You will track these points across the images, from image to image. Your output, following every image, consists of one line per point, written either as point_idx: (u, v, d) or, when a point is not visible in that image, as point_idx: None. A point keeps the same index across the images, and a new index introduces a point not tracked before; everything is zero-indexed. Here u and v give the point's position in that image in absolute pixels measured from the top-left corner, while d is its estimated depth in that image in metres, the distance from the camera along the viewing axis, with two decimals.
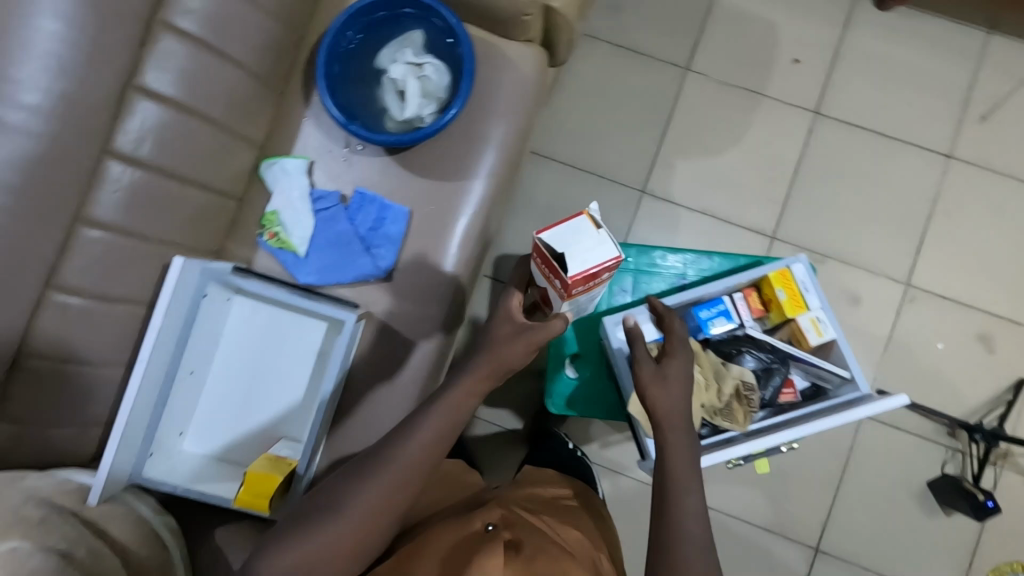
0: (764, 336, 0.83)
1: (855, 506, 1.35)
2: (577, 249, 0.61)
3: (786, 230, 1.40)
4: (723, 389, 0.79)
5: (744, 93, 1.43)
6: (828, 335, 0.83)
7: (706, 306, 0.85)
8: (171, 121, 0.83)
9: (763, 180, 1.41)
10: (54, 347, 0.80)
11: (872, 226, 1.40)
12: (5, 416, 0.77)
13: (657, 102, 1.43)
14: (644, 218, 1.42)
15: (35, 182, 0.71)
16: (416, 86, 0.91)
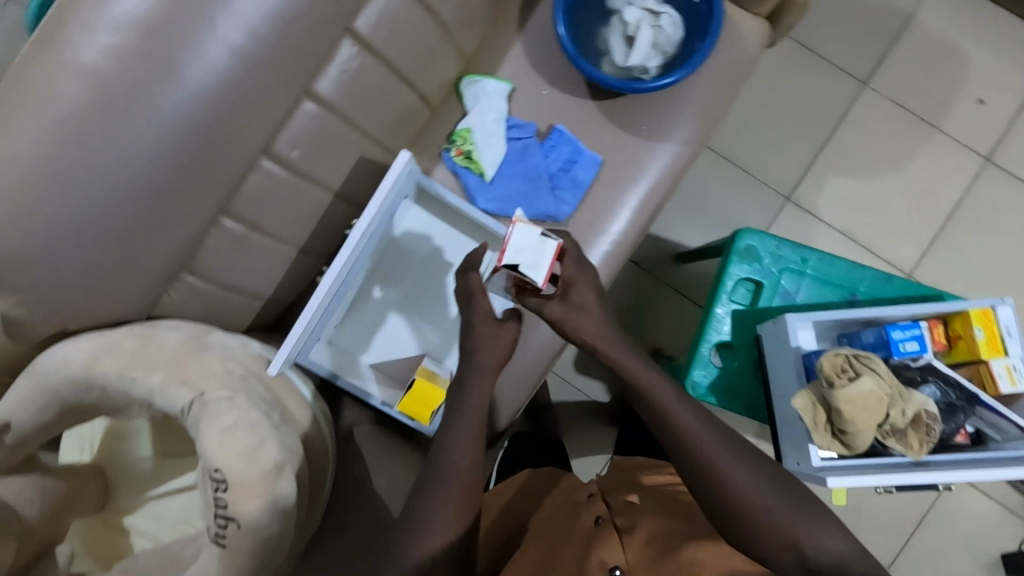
0: (952, 371, 0.81)
1: (923, 559, 1.34)
2: (541, 257, 0.70)
3: (925, 272, 1.36)
4: (908, 411, 0.75)
5: (918, 122, 1.37)
6: (1021, 386, 0.80)
7: (899, 328, 0.82)
8: (406, 14, 0.81)
9: (914, 215, 1.36)
10: (250, 212, 0.79)
11: (1014, 288, 1.35)
12: (194, 268, 0.78)
13: (825, 112, 1.38)
14: (783, 225, 1.38)
15: (283, 40, 0.71)
16: (650, 34, 0.87)
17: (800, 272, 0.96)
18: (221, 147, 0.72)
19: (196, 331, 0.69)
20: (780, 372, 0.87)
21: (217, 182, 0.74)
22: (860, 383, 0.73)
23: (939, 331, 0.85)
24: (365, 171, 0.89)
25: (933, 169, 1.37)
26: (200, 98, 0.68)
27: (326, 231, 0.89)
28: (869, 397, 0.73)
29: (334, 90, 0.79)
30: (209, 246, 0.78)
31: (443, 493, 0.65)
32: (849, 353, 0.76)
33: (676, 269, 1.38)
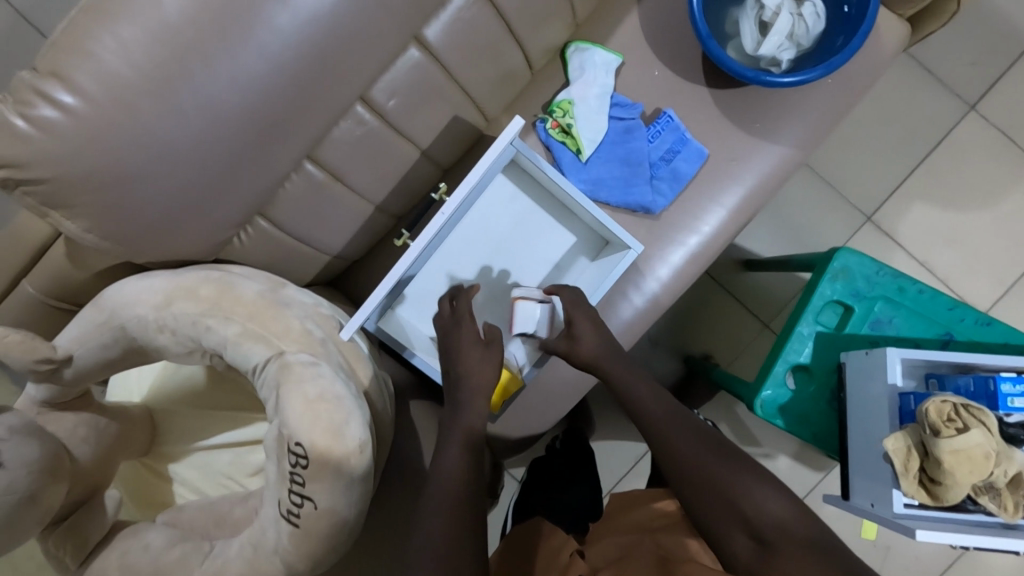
0: None
1: None
2: (539, 321, 0.78)
3: (1000, 315, 1.29)
4: (1011, 471, 0.70)
5: (1022, 157, 1.29)
6: None
7: (1009, 379, 0.76)
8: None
9: (999, 254, 1.29)
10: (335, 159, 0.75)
11: None
12: (270, 210, 0.74)
13: (923, 132, 1.30)
14: (859, 245, 1.31)
15: None
16: (789, 22, 0.79)
17: (898, 303, 0.90)
18: (319, 86, 0.67)
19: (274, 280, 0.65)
20: (864, 408, 0.82)
21: (308, 123, 0.69)
22: (969, 436, 0.68)
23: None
24: (454, 131, 0.83)
25: None
26: (308, 28, 0.62)
27: (405, 190, 0.84)
28: (977, 454, 0.68)
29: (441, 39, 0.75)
30: (288, 190, 0.74)
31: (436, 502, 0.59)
32: (958, 402, 0.71)
33: (740, 276, 1.32)
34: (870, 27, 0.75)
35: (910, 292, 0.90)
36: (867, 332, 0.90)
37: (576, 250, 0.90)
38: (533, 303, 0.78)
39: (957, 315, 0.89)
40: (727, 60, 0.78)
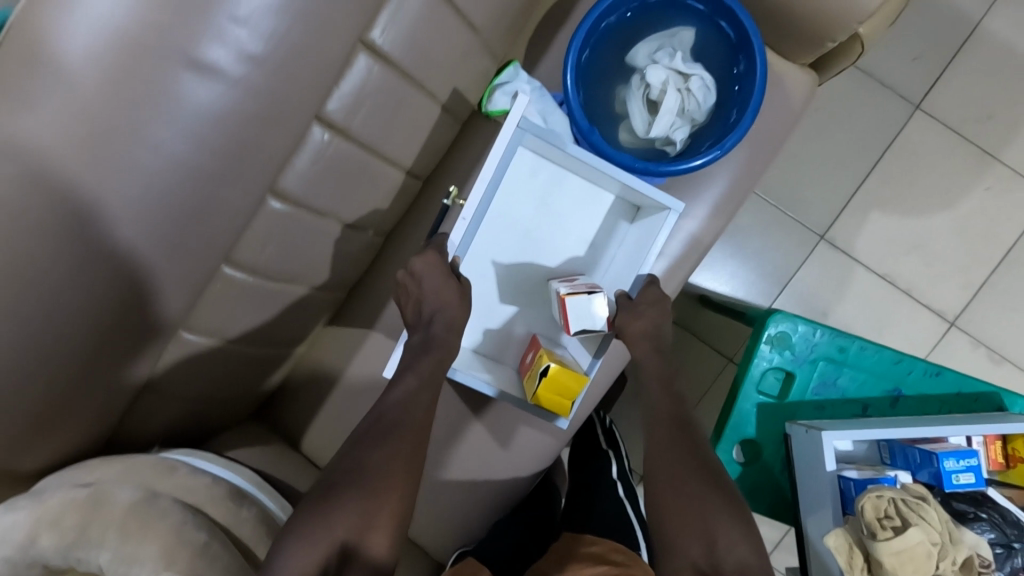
0: (1006, 502, 0.73)
1: None
2: (596, 312, 0.70)
3: (969, 320, 1.24)
4: (960, 560, 0.66)
5: (976, 152, 1.22)
6: None
7: (956, 456, 0.71)
8: (385, 88, 0.67)
9: (964, 255, 1.23)
10: (214, 323, 0.70)
11: None
12: (155, 387, 0.70)
13: (870, 139, 1.22)
14: (816, 265, 1.25)
15: (238, 147, 0.58)
16: (676, 100, 0.73)
17: (845, 363, 0.85)
18: (173, 269, 0.61)
19: (155, 472, 0.64)
20: (809, 488, 0.79)
21: (171, 304, 0.63)
22: (907, 534, 0.64)
23: (998, 447, 0.75)
24: (343, 256, 0.78)
25: (989, 206, 1.23)
26: (143, 221, 0.57)
27: (303, 322, 0.80)
28: (920, 551, 0.64)
29: (301, 183, 0.67)
30: (167, 364, 0.68)
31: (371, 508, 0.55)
32: (895, 493, 0.67)
33: (697, 312, 1.27)
34: (760, 102, 0.70)
35: (851, 348, 0.85)
36: (810, 396, 0.86)
37: (618, 213, 0.80)
38: (585, 295, 0.69)
39: (901, 368, 0.85)
40: (615, 153, 0.71)
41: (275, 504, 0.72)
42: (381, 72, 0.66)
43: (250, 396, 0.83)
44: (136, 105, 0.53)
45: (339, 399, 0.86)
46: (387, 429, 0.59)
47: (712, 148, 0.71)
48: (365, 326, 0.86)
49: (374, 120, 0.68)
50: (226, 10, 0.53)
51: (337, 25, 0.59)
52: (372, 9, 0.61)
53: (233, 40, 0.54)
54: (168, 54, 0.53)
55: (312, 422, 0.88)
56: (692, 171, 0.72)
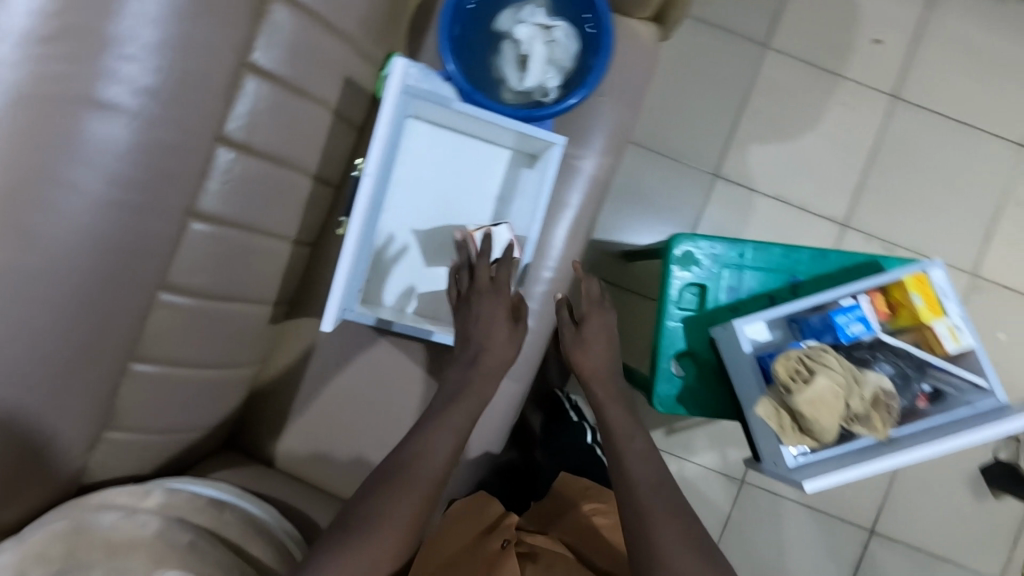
0: (895, 341, 0.84)
1: (913, 491, 1.37)
2: (505, 242, 0.85)
3: (858, 219, 1.38)
4: (867, 397, 0.76)
5: (824, 74, 1.38)
6: (966, 343, 0.82)
7: (842, 311, 0.84)
8: (278, 105, 0.74)
9: (838, 166, 1.39)
10: (163, 352, 0.73)
11: (945, 217, 1.39)
12: (117, 423, 0.72)
13: (734, 82, 1.37)
14: (718, 202, 1.38)
15: (150, 172, 0.63)
16: (543, 51, 0.86)
17: (747, 266, 0.96)
18: (115, 301, 0.65)
19: (127, 502, 0.66)
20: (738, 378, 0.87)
21: (116, 333, 0.66)
22: (814, 384, 0.74)
23: (880, 299, 0.87)
24: (276, 268, 0.83)
25: (848, 118, 1.39)
26: (73, 257, 0.61)
27: (252, 340, 0.84)
28: (827, 395, 0.74)
29: (218, 203, 0.71)
30: (125, 399, 0.72)
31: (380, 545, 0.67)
32: (798, 354, 0.77)
33: (621, 266, 1.37)
34: (607, 45, 0.81)
35: (748, 250, 0.96)
36: (726, 302, 0.96)
37: (515, 164, 0.93)
38: (494, 229, 0.85)
39: (791, 257, 0.96)
40: (497, 105, 0.82)
41: (259, 508, 0.75)
42: (271, 89, 0.72)
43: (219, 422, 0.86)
44: (51, 151, 0.59)
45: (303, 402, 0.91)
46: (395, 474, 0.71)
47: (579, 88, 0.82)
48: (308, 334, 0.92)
49: (275, 133, 0.74)
50: (113, 52, 0.59)
51: (219, 50, 0.65)
52: (247, 31, 0.68)
53: (125, 77, 0.60)
54: (74, 100, 0.59)
55: (283, 436, 0.92)
56: (571, 108, 0.82)
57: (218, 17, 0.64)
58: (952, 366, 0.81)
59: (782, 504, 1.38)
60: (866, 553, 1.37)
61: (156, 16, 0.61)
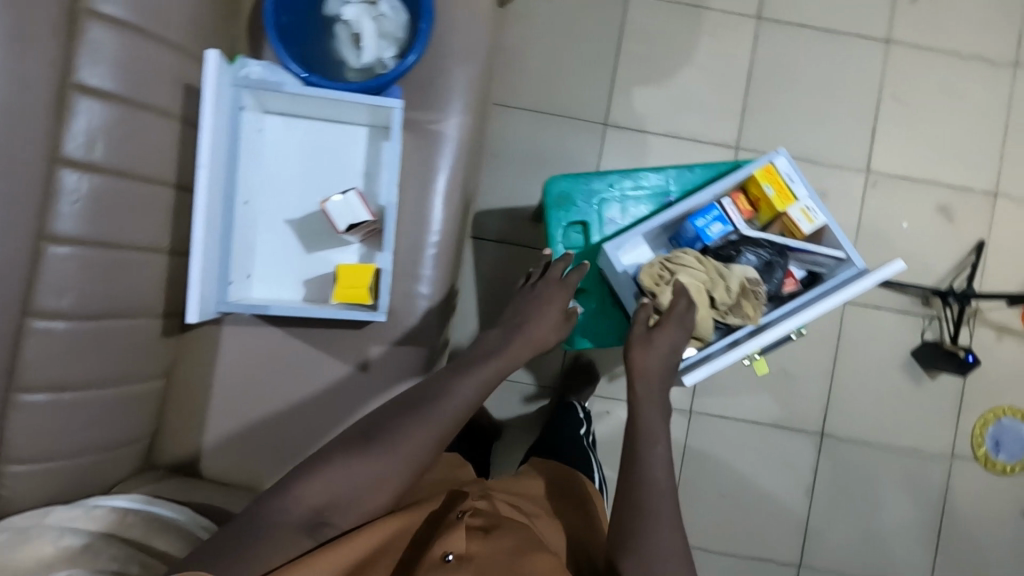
0: (759, 236, 1.13)
1: (849, 383, 1.66)
2: (354, 207, 1.13)
3: (748, 137, 1.61)
4: (731, 288, 1.05)
5: (684, 12, 1.60)
6: (817, 220, 1.12)
7: (701, 215, 1.12)
8: (105, 181, 0.91)
9: (710, 94, 1.61)
10: (25, 381, 0.86)
11: (842, 109, 1.65)
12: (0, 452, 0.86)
13: (598, 42, 1.59)
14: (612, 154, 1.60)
15: None
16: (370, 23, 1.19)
17: (622, 196, 1.22)
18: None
19: (24, 525, 0.85)
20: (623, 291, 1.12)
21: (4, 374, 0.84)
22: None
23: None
24: (133, 286, 0.98)
25: (704, 53, 1.60)
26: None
27: (99, 360, 0.95)
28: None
29: (76, 227, 0.88)
30: (16, 425, 0.86)
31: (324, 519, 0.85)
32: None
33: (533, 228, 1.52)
34: (426, 22, 1.13)
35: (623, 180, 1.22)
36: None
37: (323, 141, 1.07)
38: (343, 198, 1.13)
39: (662, 178, 1.22)
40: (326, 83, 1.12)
41: (170, 511, 0.95)
42: (104, 106, 0.90)
43: (184, 409, 1.13)
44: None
45: (224, 383, 1.15)
46: (395, 440, 0.90)
47: (414, 49, 1.12)
48: (230, 332, 1.16)
49: (118, 149, 0.92)
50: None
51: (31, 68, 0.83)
52: (48, 117, 0.85)
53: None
54: None
55: (208, 459, 1.14)
56: (412, 65, 1.12)
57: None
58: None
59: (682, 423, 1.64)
60: (806, 424, 1.66)
61: None
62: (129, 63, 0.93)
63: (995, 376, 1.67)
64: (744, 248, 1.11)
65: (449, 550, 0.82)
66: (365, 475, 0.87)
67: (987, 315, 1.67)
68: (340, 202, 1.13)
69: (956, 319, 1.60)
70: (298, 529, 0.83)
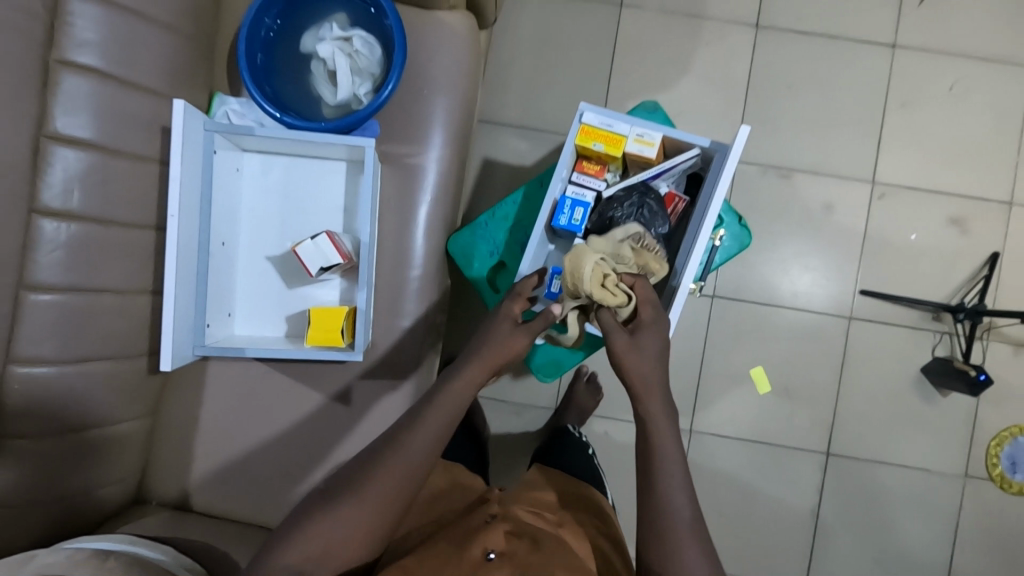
0: (615, 189, 0.87)
1: (916, 445, 1.40)
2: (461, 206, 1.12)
3: (885, 175, 1.40)
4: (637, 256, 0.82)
5: (826, 42, 1.40)
6: (656, 139, 0.83)
7: (560, 213, 0.86)
8: (96, 165, 0.79)
9: (856, 126, 1.40)
10: (15, 428, 0.76)
11: (940, 155, 1.40)
12: (98, 419, 0.84)
13: (728, 63, 1.41)
14: (750, 187, 1.41)
15: (103, 184, 0.80)
16: None
17: None
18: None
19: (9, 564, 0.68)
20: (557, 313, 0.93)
21: (111, 335, 0.83)
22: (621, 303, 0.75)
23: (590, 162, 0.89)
24: (120, 323, 0.84)
25: (845, 74, 1.40)
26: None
27: (125, 397, 0.87)
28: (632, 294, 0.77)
29: (57, 272, 0.77)
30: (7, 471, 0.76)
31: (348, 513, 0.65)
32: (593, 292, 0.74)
33: None
34: (397, 20, 0.83)
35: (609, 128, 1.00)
36: None
37: (353, 173, 0.91)
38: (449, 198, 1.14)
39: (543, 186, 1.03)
40: None
41: (152, 551, 0.78)
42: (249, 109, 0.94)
43: (233, 455, 0.96)
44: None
45: (269, 436, 0.96)
46: (353, 490, 0.65)
47: (390, 77, 0.85)
48: (231, 371, 0.96)
49: None
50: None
51: (185, 79, 0.89)
52: (34, 105, 0.73)
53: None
54: None
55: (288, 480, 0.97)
56: (389, 98, 0.85)
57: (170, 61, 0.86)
58: (669, 161, 0.85)
59: (808, 482, 1.40)
60: (964, 497, 1.39)
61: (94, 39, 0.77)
62: (119, 56, 0.80)
63: (1007, 392, 1.39)
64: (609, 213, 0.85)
65: (487, 551, 0.67)
66: (358, 519, 0.65)
67: (1003, 329, 1.38)
68: (443, 225, 0.98)
69: (969, 334, 1.33)
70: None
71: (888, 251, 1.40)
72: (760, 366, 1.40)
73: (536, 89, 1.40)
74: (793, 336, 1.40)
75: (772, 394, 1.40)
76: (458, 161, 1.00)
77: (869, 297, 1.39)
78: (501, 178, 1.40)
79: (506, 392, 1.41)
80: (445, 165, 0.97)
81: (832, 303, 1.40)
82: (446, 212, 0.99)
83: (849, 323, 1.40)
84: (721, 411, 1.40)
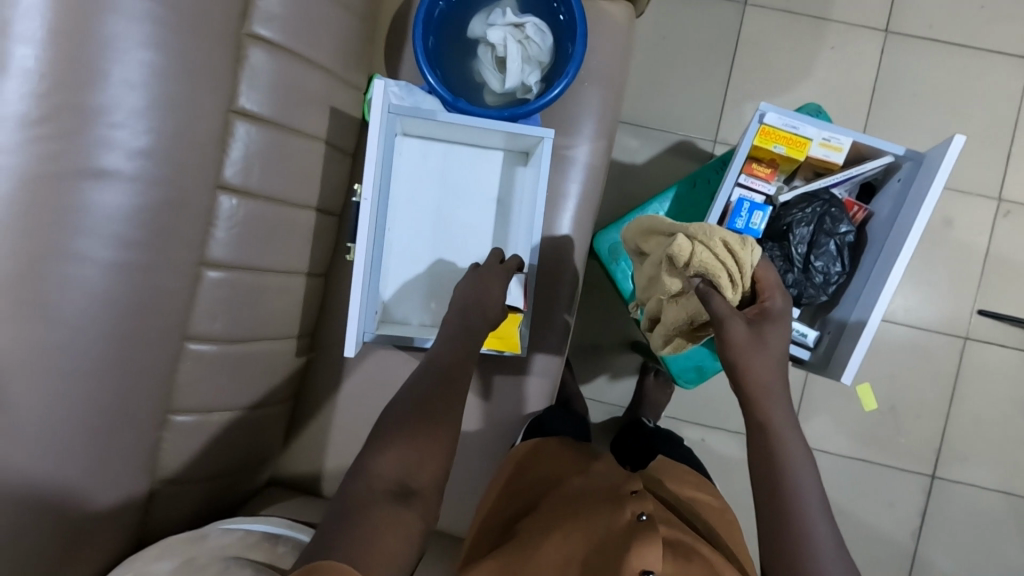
0: (796, 194, 0.84)
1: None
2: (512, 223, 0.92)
3: (1012, 192, 1.35)
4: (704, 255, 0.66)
5: (957, 51, 1.35)
6: (845, 144, 0.80)
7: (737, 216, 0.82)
8: (270, 141, 0.77)
9: (983, 139, 1.35)
10: (185, 404, 0.75)
11: None
12: (248, 400, 0.82)
13: (854, 68, 1.36)
14: None
15: (274, 161, 0.78)
16: None
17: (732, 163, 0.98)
18: (144, 351, 0.68)
19: (187, 551, 0.67)
20: None
21: (266, 316, 0.82)
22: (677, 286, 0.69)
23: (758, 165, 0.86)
24: (276, 304, 0.83)
25: (974, 85, 1.35)
26: (95, 325, 0.63)
27: (271, 377, 0.85)
28: (671, 285, 0.70)
29: (230, 249, 0.75)
30: (172, 451, 0.74)
31: (413, 445, 0.58)
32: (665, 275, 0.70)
33: None
34: (580, 14, 0.79)
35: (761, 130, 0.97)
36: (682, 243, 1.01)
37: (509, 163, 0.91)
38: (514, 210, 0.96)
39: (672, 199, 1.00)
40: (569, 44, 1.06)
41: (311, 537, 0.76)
42: None
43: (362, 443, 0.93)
44: (58, 219, 0.61)
45: None
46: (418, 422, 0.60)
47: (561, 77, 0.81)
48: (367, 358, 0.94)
49: None
50: (105, 117, 0.62)
51: (349, 58, 0.87)
52: (228, 79, 0.71)
53: (119, 144, 0.63)
54: None
55: None
56: (556, 99, 0.82)
57: (339, 40, 0.84)
58: (854, 168, 0.83)
59: (910, 503, 1.36)
60: None
61: (281, 16, 0.75)
62: (300, 31, 0.78)
63: None
64: (791, 219, 0.82)
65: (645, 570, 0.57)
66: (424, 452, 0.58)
67: None
68: (589, 221, 0.95)
69: None
70: (390, 498, 0.54)
71: (1010, 270, 1.35)
72: (866, 382, 1.36)
73: (653, 85, 1.37)
74: (904, 352, 1.36)
75: (878, 411, 1.36)
76: (607, 157, 0.97)
77: (990, 318, 1.34)
78: (612, 177, 1.37)
79: (603, 393, 1.38)
80: (597, 160, 0.94)
81: (948, 321, 1.35)
82: (594, 208, 0.95)
83: (964, 342, 1.35)
84: (824, 425, 1.37)
